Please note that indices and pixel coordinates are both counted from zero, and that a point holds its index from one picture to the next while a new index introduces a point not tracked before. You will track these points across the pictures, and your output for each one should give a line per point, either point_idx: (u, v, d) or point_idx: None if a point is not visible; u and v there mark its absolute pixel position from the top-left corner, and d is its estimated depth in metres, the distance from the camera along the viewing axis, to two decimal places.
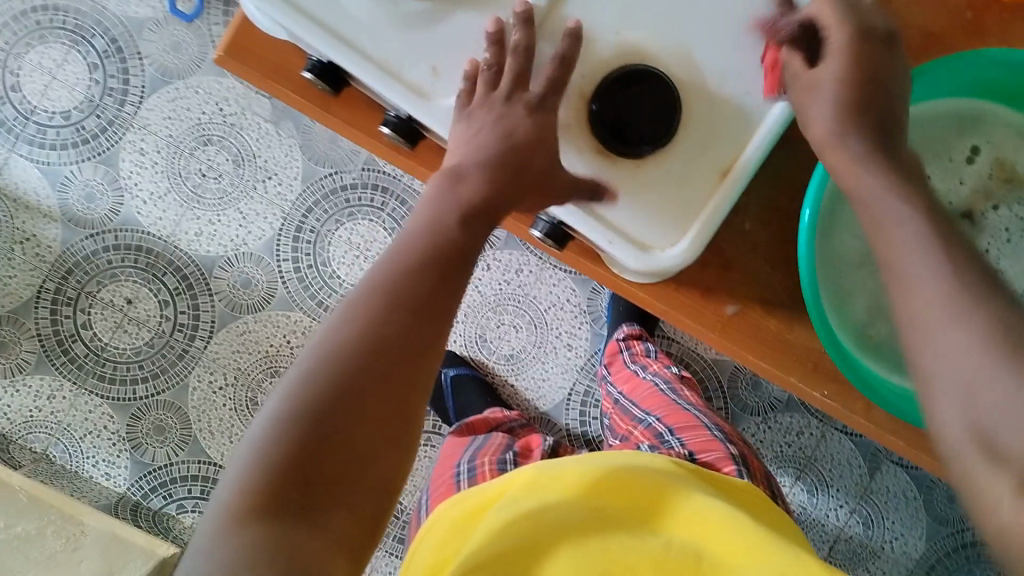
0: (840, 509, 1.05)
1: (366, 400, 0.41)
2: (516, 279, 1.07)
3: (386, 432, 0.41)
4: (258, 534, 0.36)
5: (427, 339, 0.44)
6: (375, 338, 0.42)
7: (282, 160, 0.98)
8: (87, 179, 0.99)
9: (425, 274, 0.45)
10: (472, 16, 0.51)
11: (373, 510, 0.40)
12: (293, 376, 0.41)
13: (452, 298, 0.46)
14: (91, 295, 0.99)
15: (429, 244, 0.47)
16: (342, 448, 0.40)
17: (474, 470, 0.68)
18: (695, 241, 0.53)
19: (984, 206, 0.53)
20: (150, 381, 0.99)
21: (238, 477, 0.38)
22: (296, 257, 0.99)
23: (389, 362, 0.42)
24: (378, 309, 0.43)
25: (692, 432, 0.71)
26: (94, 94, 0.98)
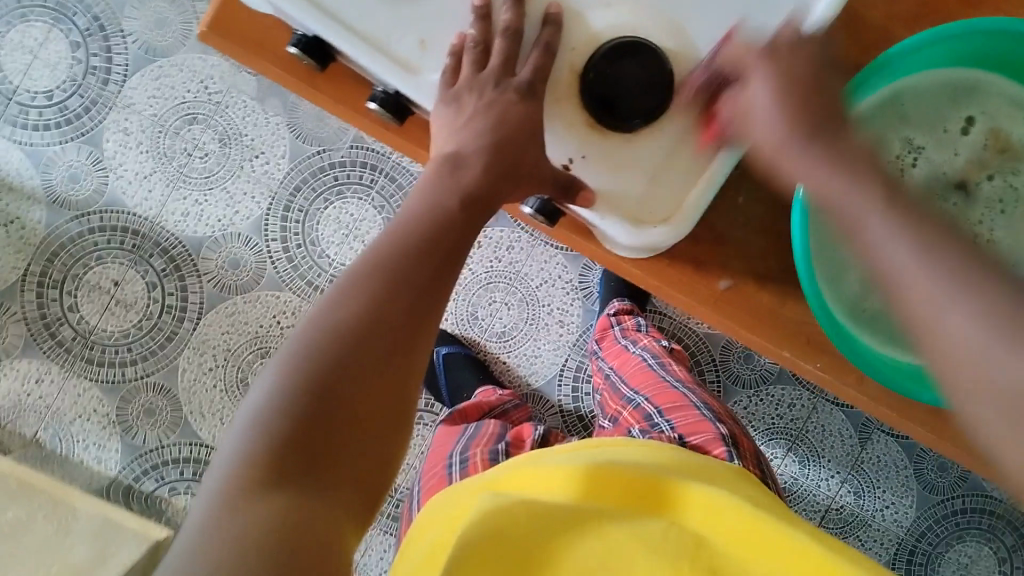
0: (831, 479, 1.06)
1: (365, 376, 0.42)
2: (507, 256, 1.07)
3: (386, 407, 0.43)
4: (265, 507, 0.37)
5: (423, 320, 0.46)
6: (371, 316, 0.44)
7: (269, 138, 0.97)
8: (71, 159, 0.97)
9: (421, 256, 0.47)
10: None
11: (373, 484, 0.41)
12: (290, 352, 0.42)
13: (445, 277, 0.48)
14: (77, 278, 0.98)
15: (423, 227, 0.48)
16: (340, 424, 0.41)
17: (466, 462, 0.68)
18: (687, 216, 0.53)
19: (978, 176, 0.54)
20: (139, 364, 0.98)
21: (242, 450, 0.39)
22: (284, 236, 0.98)
23: (386, 337, 0.44)
24: (374, 287, 0.45)
25: (681, 414, 0.71)
26: (77, 73, 0.96)
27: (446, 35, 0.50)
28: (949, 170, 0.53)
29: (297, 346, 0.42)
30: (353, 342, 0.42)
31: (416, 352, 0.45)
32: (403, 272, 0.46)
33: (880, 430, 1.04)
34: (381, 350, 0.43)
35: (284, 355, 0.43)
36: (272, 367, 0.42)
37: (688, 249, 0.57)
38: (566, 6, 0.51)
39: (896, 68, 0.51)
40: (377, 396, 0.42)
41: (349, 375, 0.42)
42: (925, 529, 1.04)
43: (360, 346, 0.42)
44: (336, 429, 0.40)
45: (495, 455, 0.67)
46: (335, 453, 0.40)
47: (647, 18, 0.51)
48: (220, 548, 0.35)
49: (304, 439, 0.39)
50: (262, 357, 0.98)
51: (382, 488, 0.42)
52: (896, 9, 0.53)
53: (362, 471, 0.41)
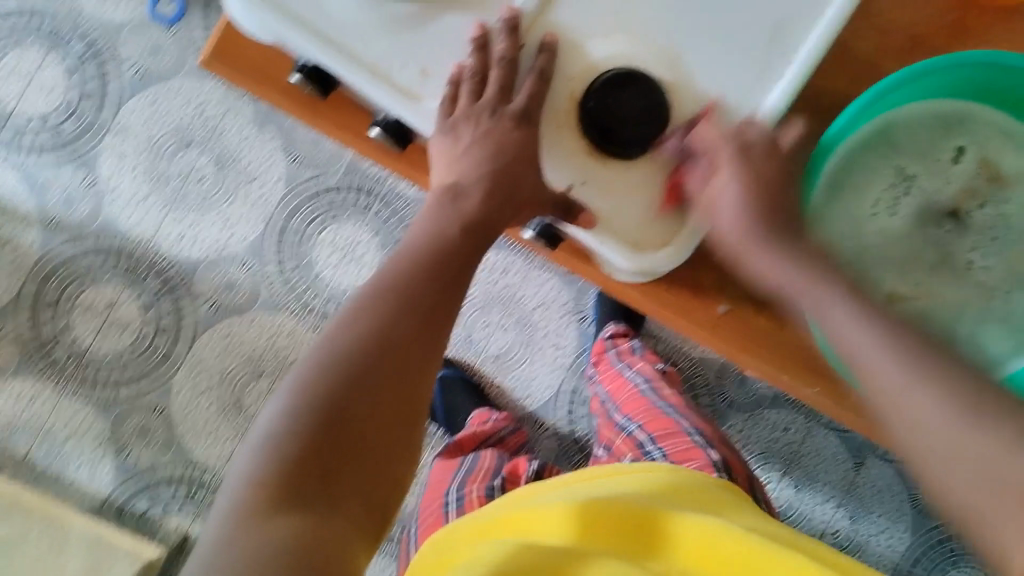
0: (826, 503, 1.06)
1: (378, 392, 0.42)
2: (502, 279, 1.07)
3: (398, 426, 0.43)
4: (284, 524, 0.36)
5: (431, 339, 0.46)
6: (384, 334, 0.44)
7: (264, 161, 0.97)
8: (67, 182, 0.97)
9: (429, 279, 0.48)
10: (460, 19, 0.50)
11: (386, 499, 0.41)
12: (303, 369, 0.43)
13: (455, 297, 0.48)
14: (71, 299, 0.98)
15: (432, 248, 0.49)
16: (355, 439, 0.41)
17: (462, 500, 0.67)
18: (683, 243, 0.54)
19: (970, 205, 0.54)
20: (133, 386, 0.98)
21: (254, 471, 0.39)
22: (280, 259, 0.98)
23: (399, 356, 0.44)
24: (387, 306, 0.46)
25: (673, 440, 0.72)
26: (73, 96, 0.96)
27: (444, 64, 0.51)
28: (942, 198, 0.54)
29: (310, 364, 0.43)
30: (366, 360, 0.43)
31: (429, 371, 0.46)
32: (412, 293, 0.47)
33: (874, 454, 1.04)
34: (394, 367, 0.44)
35: (297, 372, 0.43)
36: (285, 383, 0.43)
37: (684, 275, 0.58)
38: (564, 37, 0.52)
39: (889, 99, 0.52)
40: (391, 413, 0.43)
41: (364, 391, 0.42)
42: (918, 553, 1.04)
43: (372, 364, 0.43)
44: (349, 443, 0.41)
45: (490, 489, 0.68)
46: (349, 468, 0.40)
47: (644, 51, 0.52)
48: (235, 569, 0.35)
49: (318, 454, 0.40)
50: (257, 379, 0.98)
51: (395, 506, 0.42)
52: (888, 40, 0.54)
53: (377, 486, 0.41)
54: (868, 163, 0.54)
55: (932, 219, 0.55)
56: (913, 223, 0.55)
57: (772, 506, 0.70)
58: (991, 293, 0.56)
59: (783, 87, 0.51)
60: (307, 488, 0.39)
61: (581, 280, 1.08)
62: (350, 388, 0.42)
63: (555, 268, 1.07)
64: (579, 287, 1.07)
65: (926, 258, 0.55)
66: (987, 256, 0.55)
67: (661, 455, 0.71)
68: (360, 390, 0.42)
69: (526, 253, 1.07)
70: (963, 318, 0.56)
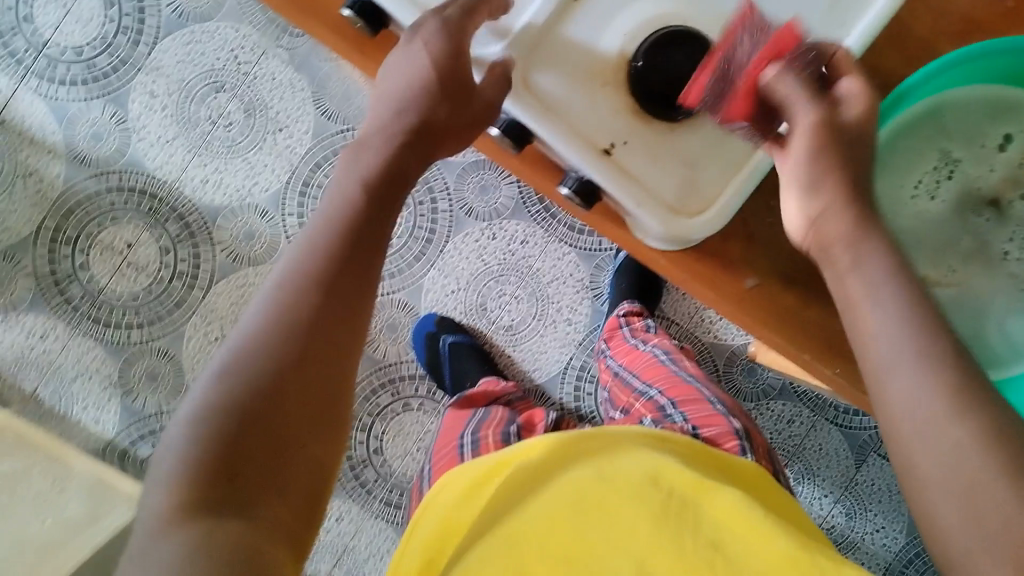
0: (824, 498, 1.06)
1: (289, 385, 0.40)
2: (520, 250, 1.07)
3: (318, 411, 0.41)
4: (190, 534, 0.34)
5: (352, 312, 0.44)
6: (300, 323, 0.41)
7: (294, 113, 0.97)
8: (95, 117, 0.96)
9: (332, 253, 0.44)
10: None
11: (312, 488, 0.39)
12: (211, 370, 0.40)
13: (371, 280, 0.45)
14: (91, 236, 0.97)
15: (308, 235, 0.46)
16: (271, 435, 0.38)
17: (478, 442, 0.68)
18: (721, 212, 0.53)
19: (1010, 194, 0.55)
20: (145, 327, 0.98)
21: (167, 477, 0.36)
22: (302, 212, 0.98)
23: (318, 346, 0.41)
24: (294, 292, 0.43)
25: (693, 406, 0.72)
26: (109, 32, 0.95)
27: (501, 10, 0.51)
28: (983, 185, 0.55)
29: (217, 371, 0.40)
30: (274, 351, 0.40)
31: (347, 358, 0.43)
32: (311, 275, 0.43)
33: (877, 452, 1.05)
34: (308, 359, 0.41)
35: (204, 375, 0.40)
36: (194, 387, 0.40)
37: (717, 245, 0.57)
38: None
39: (941, 80, 0.52)
40: (309, 407, 0.40)
41: (268, 387, 0.39)
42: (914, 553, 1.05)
43: (280, 355, 0.40)
44: (262, 440, 0.38)
45: (505, 437, 0.68)
46: (260, 466, 0.37)
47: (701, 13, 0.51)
48: None
49: (231, 453, 0.37)
50: None
51: (323, 499, 0.40)
52: (943, 22, 0.54)
53: (296, 481, 0.38)
54: (914, 144, 0.54)
55: (972, 205, 0.55)
56: (953, 208, 0.55)
57: (785, 476, 0.70)
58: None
59: None
60: (222, 488, 0.36)
61: (599, 257, 1.08)
62: (260, 382, 0.39)
63: (574, 243, 1.07)
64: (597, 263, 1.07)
65: (963, 243, 0.55)
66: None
67: (682, 418, 0.71)
68: (272, 387, 0.39)
69: (547, 226, 1.07)
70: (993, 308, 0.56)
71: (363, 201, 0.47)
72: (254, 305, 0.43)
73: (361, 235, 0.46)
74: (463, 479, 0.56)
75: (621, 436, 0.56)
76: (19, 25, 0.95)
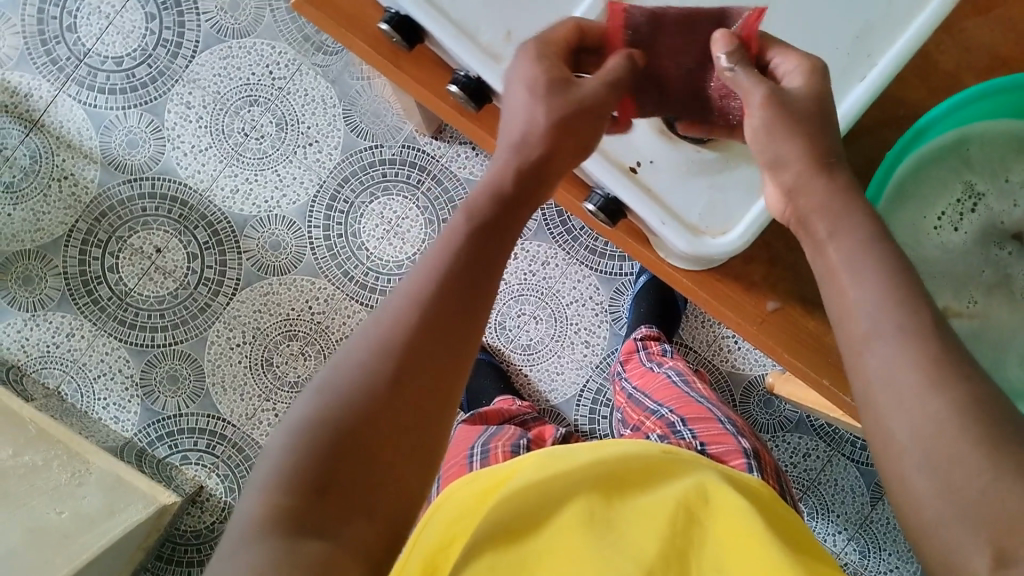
0: (838, 535, 1.04)
1: (391, 414, 0.40)
2: (541, 271, 1.08)
3: (417, 446, 0.40)
4: (277, 543, 0.34)
5: (461, 351, 0.43)
6: (400, 352, 0.41)
7: (324, 128, 0.99)
8: (131, 125, 0.99)
9: (455, 283, 0.44)
10: None
11: (399, 520, 0.39)
12: (313, 391, 0.40)
13: (477, 319, 0.44)
14: (121, 240, 0.99)
15: (418, 263, 0.45)
16: (363, 463, 0.38)
17: (487, 453, 0.69)
18: (746, 233, 0.53)
19: None
20: (169, 331, 0.99)
21: (263, 482, 0.37)
22: (327, 224, 0.99)
23: (418, 381, 0.41)
24: (399, 324, 0.42)
25: (704, 425, 0.72)
26: (149, 43, 0.98)
27: (533, 29, 0.52)
28: (1006, 220, 0.55)
29: (323, 387, 0.40)
30: (375, 380, 0.40)
31: (446, 397, 0.42)
32: (416, 307, 0.43)
33: None
34: (407, 392, 0.40)
35: (306, 394, 0.41)
36: (295, 403, 0.40)
37: (737, 268, 0.58)
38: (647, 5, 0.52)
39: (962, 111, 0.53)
40: (405, 440, 0.40)
41: (367, 414, 0.39)
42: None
43: (380, 385, 0.40)
44: (357, 467, 0.38)
45: (517, 448, 0.69)
46: (351, 493, 0.38)
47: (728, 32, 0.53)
48: None
49: (325, 475, 0.37)
50: (289, 339, 0.99)
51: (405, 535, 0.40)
52: (968, 58, 0.55)
53: (383, 514, 0.38)
54: (936, 175, 0.55)
55: (995, 238, 0.55)
56: (975, 241, 0.55)
57: (795, 499, 0.69)
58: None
59: (864, 87, 0.52)
60: (316, 508, 0.36)
61: (619, 281, 1.09)
62: (359, 408, 0.39)
63: (595, 266, 1.08)
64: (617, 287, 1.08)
65: (984, 275, 0.55)
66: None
67: (691, 435, 0.72)
68: (369, 414, 0.39)
69: (568, 248, 1.08)
70: (1016, 341, 0.55)
71: (473, 234, 0.46)
72: (359, 331, 0.43)
73: (469, 269, 0.45)
74: (472, 488, 0.57)
75: (640, 453, 0.56)
76: (64, 33, 0.98)
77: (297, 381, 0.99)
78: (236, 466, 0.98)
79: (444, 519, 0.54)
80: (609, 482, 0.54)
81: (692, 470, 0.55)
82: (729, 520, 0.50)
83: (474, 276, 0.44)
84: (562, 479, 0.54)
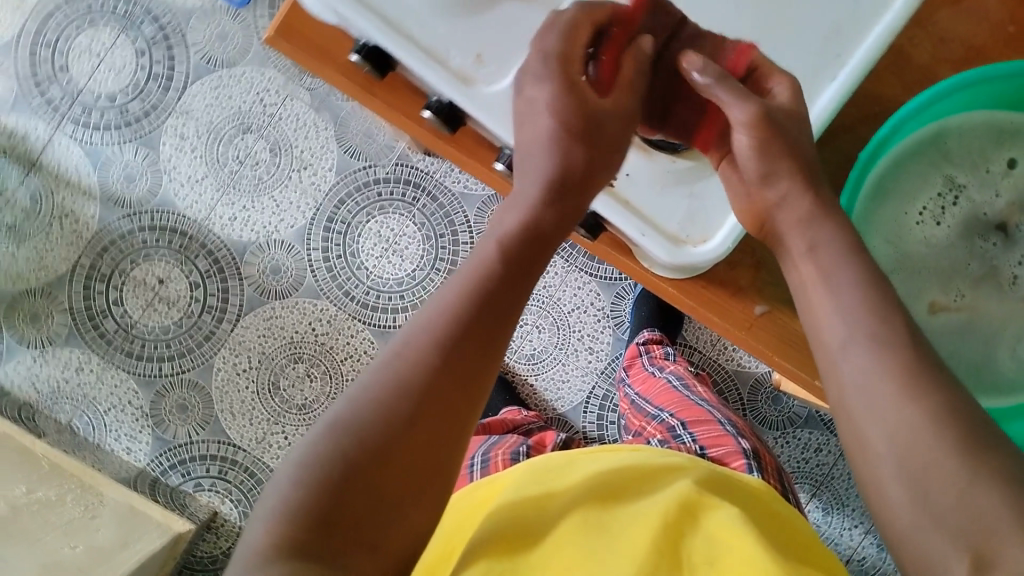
0: (855, 529, 1.04)
1: (406, 449, 0.40)
2: (541, 279, 1.08)
3: (427, 480, 0.41)
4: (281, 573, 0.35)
5: (473, 382, 0.43)
6: (420, 387, 0.41)
7: (318, 151, 1.00)
8: (128, 160, 1.00)
9: (468, 314, 0.44)
10: (516, 7, 0.52)
11: (403, 551, 0.40)
12: (324, 427, 0.40)
13: (492, 353, 0.44)
14: (124, 273, 1.01)
15: (438, 293, 0.45)
16: (375, 494, 0.39)
17: (488, 462, 0.69)
18: (727, 241, 0.54)
19: (1019, 219, 0.55)
20: (176, 360, 1.00)
21: (269, 515, 0.38)
22: (326, 246, 1.00)
23: (430, 415, 0.41)
24: (422, 358, 0.42)
25: (704, 427, 0.72)
26: (140, 79, 1.00)
27: (502, 50, 0.52)
28: (990, 211, 0.55)
29: (329, 420, 0.40)
30: (393, 413, 0.40)
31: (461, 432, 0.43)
32: (435, 341, 0.43)
33: None
34: (424, 427, 0.41)
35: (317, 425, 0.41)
36: (308, 434, 0.40)
37: (723, 274, 0.58)
38: None
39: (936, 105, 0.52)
40: (418, 472, 0.40)
41: (382, 446, 0.39)
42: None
43: (398, 420, 0.40)
44: (369, 498, 0.39)
45: (516, 456, 0.69)
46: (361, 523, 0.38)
47: None
48: None
49: (335, 506, 0.38)
50: (295, 362, 1.00)
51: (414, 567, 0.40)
52: (943, 49, 0.55)
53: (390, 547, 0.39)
54: (916, 169, 0.55)
55: (980, 230, 0.55)
56: (959, 234, 0.55)
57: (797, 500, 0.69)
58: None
59: (837, 86, 0.52)
60: (324, 536, 0.37)
61: (620, 286, 1.09)
62: (374, 441, 0.39)
63: (595, 272, 1.08)
64: (618, 292, 1.08)
65: (970, 268, 0.55)
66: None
67: (691, 440, 0.71)
68: (385, 445, 0.39)
69: (567, 256, 1.08)
70: (1007, 333, 0.56)
71: (496, 262, 0.45)
72: (378, 362, 0.43)
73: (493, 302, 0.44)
74: (471, 500, 0.57)
75: (637, 465, 0.56)
76: (56, 74, 1.00)
77: (305, 404, 1.00)
78: (248, 491, 0.99)
79: (447, 531, 0.54)
80: (603, 483, 0.54)
81: (687, 474, 0.55)
82: (726, 528, 0.49)
83: (494, 311, 0.44)
84: (558, 494, 0.53)
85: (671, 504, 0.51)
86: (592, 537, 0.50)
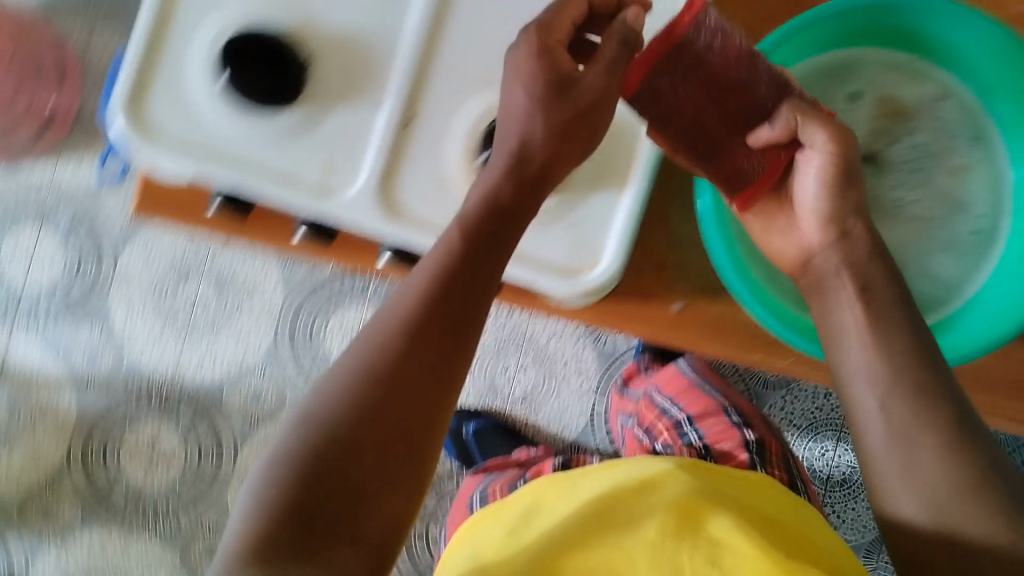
0: None
1: (362, 464, 0.42)
2: (511, 320, 1.09)
3: (400, 438, 0.43)
4: None
5: (447, 376, 0.45)
6: (376, 399, 0.43)
7: (259, 272, 1.03)
8: (87, 340, 1.03)
9: (425, 310, 0.46)
10: (345, 111, 0.54)
11: (388, 540, 0.42)
12: (294, 422, 0.44)
13: (447, 373, 0.45)
14: (116, 445, 1.03)
15: (388, 308, 0.46)
16: (335, 512, 0.41)
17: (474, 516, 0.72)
18: (615, 259, 0.56)
19: (882, 144, 0.56)
20: (190, 510, 1.03)
21: (248, 515, 0.41)
22: (297, 358, 1.03)
23: (400, 408, 0.43)
24: (372, 376, 0.44)
25: (710, 421, 0.75)
26: (72, 263, 1.02)
27: (347, 155, 0.54)
28: None
29: (301, 419, 0.44)
30: (349, 432, 0.42)
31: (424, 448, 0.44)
32: (384, 355, 0.44)
33: None
34: (379, 443, 0.42)
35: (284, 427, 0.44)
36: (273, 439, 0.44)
37: (632, 284, 0.59)
38: (441, 92, 0.55)
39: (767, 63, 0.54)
40: (378, 487, 0.42)
41: (339, 464, 0.41)
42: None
43: (356, 440, 0.42)
44: (331, 517, 0.41)
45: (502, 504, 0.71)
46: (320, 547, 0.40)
47: None
48: None
49: (298, 527, 0.40)
50: None
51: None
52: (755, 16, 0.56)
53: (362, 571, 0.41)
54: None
55: None
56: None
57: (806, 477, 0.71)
58: (931, 221, 0.57)
59: None
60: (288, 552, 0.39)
61: None
62: (329, 455, 0.42)
63: None
64: None
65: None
66: (912, 185, 0.57)
67: (698, 436, 0.75)
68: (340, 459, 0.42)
69: None
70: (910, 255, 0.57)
71: (433, 277, 0.46)
72: (340, 371, 0.45)
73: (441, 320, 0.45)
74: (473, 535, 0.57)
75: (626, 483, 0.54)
76: None
77: None
78: None
79: (472, 544, 0.55)
80: (611, 500, 0.53)
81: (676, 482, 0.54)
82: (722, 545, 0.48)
83: (445, 324, 0.45)
84: (552, 528, 0.52)
85: (680, 520, 0.50)
86: (601, 569, 0.49)
